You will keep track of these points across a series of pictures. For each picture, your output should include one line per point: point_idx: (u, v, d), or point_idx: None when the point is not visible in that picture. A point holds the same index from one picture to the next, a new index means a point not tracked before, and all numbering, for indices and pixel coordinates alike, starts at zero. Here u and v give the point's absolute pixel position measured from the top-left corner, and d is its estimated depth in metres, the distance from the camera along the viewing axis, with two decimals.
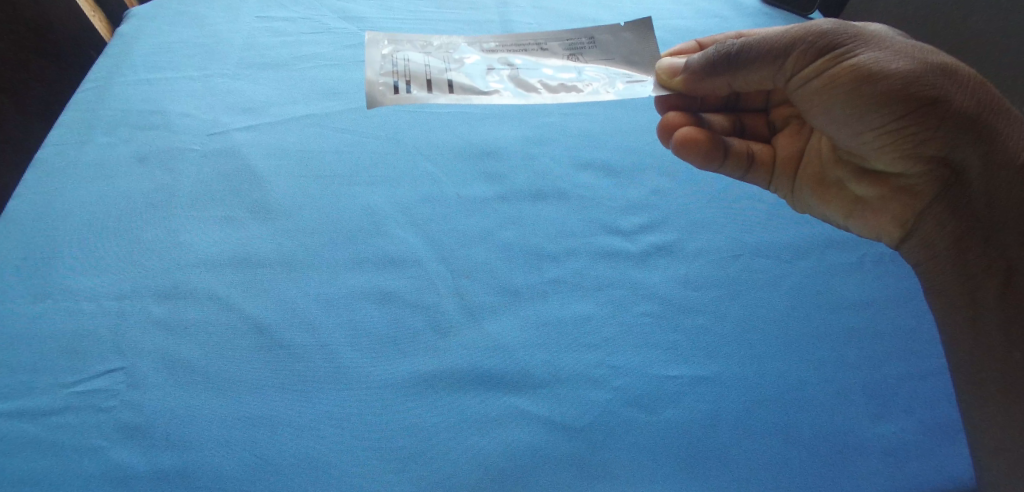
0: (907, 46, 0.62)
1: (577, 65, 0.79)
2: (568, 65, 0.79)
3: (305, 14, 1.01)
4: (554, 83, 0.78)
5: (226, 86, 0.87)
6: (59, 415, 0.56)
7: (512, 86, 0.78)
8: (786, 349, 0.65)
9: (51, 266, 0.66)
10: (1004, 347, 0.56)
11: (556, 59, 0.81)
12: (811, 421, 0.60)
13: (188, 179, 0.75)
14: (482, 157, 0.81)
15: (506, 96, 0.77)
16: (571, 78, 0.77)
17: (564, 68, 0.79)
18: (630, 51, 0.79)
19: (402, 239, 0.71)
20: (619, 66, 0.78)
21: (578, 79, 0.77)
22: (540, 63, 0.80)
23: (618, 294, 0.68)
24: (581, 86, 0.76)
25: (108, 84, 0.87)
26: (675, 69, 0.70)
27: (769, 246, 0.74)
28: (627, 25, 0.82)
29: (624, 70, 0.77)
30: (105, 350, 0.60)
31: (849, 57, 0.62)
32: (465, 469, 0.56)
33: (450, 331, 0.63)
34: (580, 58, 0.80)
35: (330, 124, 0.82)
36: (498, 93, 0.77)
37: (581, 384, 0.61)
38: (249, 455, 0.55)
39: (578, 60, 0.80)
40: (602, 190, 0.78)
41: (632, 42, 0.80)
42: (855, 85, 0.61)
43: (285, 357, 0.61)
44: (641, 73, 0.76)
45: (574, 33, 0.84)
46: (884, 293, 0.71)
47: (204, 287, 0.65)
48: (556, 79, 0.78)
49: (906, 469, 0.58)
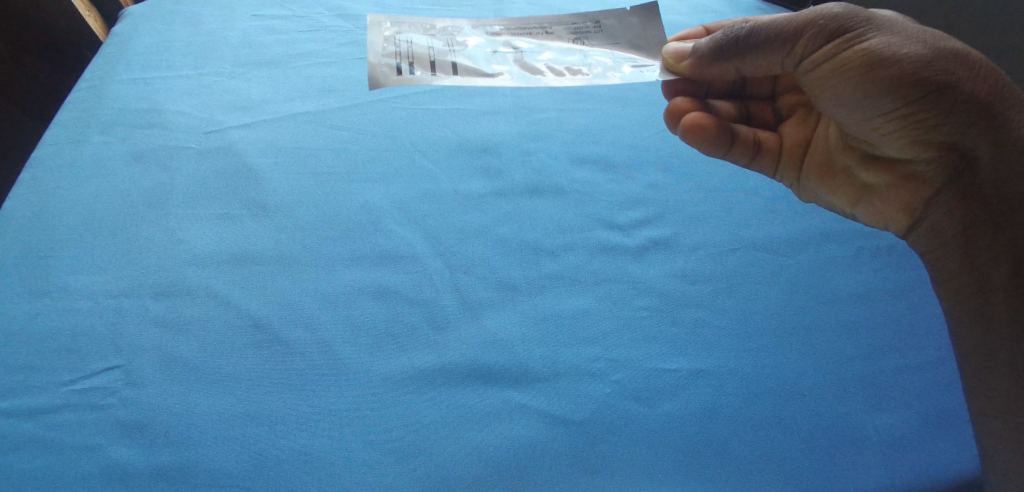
0: (918, 31, 0.61)
1: (582, 48, 0.79)
2: (573, 48, 0.79)
3: (301, 13, 1.00)
4: (559, 67, 0.77)
5: (222, 84, 0.87)
6: (57, 413, 0.56)
7: (517, 68, 0.78)
8: (785, 342, 0.65)
9: (48, 265, 0.66)
10: (1011, 337, 0.55)
11: (561, 42, 0.80)
12: (811, 413, 0.60)
13: (185, 177, 0.75)
14: (479, 153, 0.80)
15: (511, 78, 0.77)
16: (576, 62, 0.77)
17: (570, 52, 0.78)
18: (635, 36, 0.79)
19: (400, 236, 0.71)
20: (626, 50, 0.77)
21: (583, 63, 0.77)
22: (543, 46, 0.80)
23: (616, 288, 0.68)
24: (586, 70, 0.76)
25: (105, 82, 0.87)
26: (683, 53, 0.70)
27: (768, 239, 0.73)
28: (632, 9, 0.81)
29: (630, 55, 0.77)
30: (103, 348, 0.60)
31: (860, 41, 0.61)
32: (465, 464, 0.55)
33: (448, 327, 0.63)
34: (585, 43, 0.79)
35: (326, 122, 0.82)
36: (503, 75, 0.77)
37: (581, 378, 0.61)
38: (248, 451, 0.55)
39: (583, 43, 0.79)
40: (599, 186, 0.78)
41: (637, 26, 0.80)
42: (865, 69, 0.61)
43: (284, 353, 0.61)
44: (647, 57, 0.76)
45: (580, 17, 0.82)
46: (884, 284, 0.70)
47: (201, 285, 0.65)
48: (562, 63, 0.77)
49: (908, 461, 0.58)
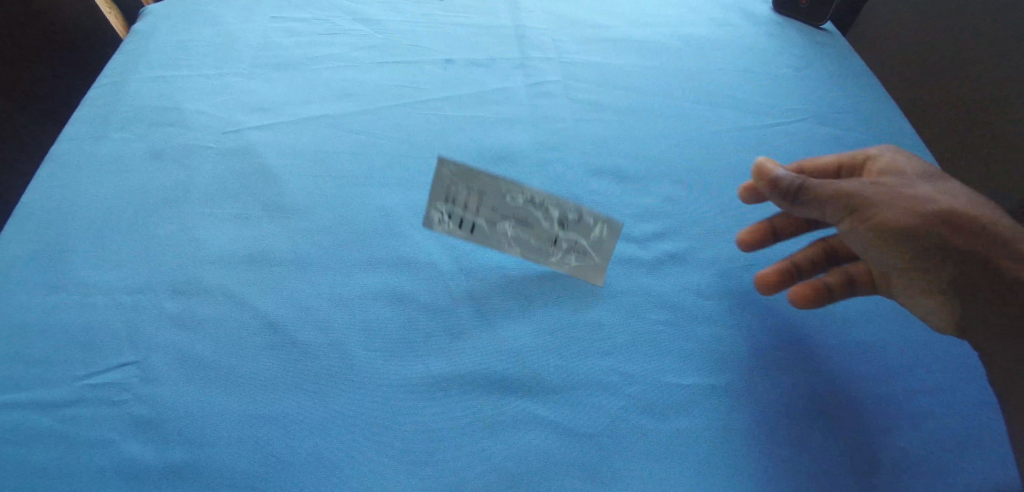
0: (929, 208, 0.61)
1: (548, 221, 0.67)
2: (538, 215, 0.67)
3: (320, 16, 1.01)
4: (518, 223, 0.68)
5: (242, 84, 0.88)
6: (71, 408, 0.56)
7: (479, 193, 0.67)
8: (797, 359, 0.65)
9: (66, 259, 0.66)
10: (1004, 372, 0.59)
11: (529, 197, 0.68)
12: (822, 432, 0.60)
13: (202, 176, 0.75)
14: (495, 162, 0.81)
15: (480, 201, 0.67)
16: (537, 225, 0.68)
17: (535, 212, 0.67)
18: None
19: (415, 241, 0.71)
20: (578, 241, 0.68)
21: (544, 230, 0.68)
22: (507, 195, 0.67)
23: (629, 301, 0.68)
24: (541, 235, 0.68)
25: (125, 79, 0.87)
26: (766, 166, 0.63)
27: (781, 256, 0.74)
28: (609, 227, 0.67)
29: (583, 240, 0.68)
30: (119, 344, 0.60)
31: (873, 217, 0.61)
32: (476, 472, 0.56)
33: (462, 334, 0.63)
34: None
35: (344, 125, 0.83)
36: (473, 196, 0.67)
37: (593, 390, 0.61)
38: (261, 452, 0.55)
39: (549, 220, 0.67)
40: (614, 197, 0.78)
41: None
42: (878, 234, 0.61)
43: (298, 356, 0.61)
44: (586, 247, 0.68)
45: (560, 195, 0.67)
46: (898, 304, 0.70)
47: (217, 284, 0.65)
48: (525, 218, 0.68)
49: (917, 483, 0.58)
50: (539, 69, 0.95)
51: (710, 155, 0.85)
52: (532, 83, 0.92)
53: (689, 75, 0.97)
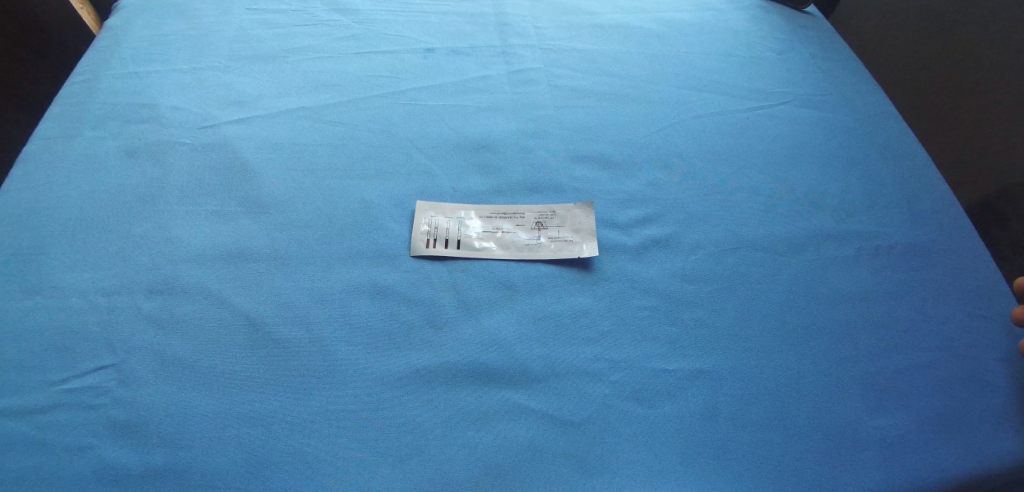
0: None
1: (515, 226, 0.72)
2: (506, 221, 0.73)
3: (298, 6, 0.99)
4: (483, 225, 0.72)
5: (217, 78, 0.86)
6: (47, 413, 0.55)
7: (456, 214, 0.73)
8: (783, 342, 0.65)
9: (38, 262, 0.64)
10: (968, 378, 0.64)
11: (502, 207, 0.74)
12: (809, 414, 0.60)
13: (178, 173, 0.74)
14: (478, 150, 0.79)
15: (450, 216, 0.72)
16: (502, 228, 0.72)
17: (503, 220, 0.73)
18: (573, 225, 0.73)
19: (397, 233, 0.70)
20: (544, 243, 0.71)
21: (507, 231, 0.72)
22: (483, 209, 0.74)
23: (615, 288, 0.67)
24: (503, 234, 0.71)
25: (97, 76, 0.85)
26: None
27: (766, 239, 0.73)
28: (575, 237, 0.71)
29: (547, 245, 0.71)
30: (95, 346, 0.59)
31: None
32: (464, 466, 0.55)
33: (446, 326, 0.63)
34: (519, 212, 0.74)
35: (322, 117, 0.81)
36: (446, 215, 0.72)
37: (579, 379, 0.60)
38: (242, 452, 0.54)
39: (518, 225, 0.73)
40: (598, 184, 0.77)
41: (576, 214, 0.74)
42: None
43: (280, 353, 0.60)
44: (546, 249, 0.70)
45: (533, 213, 0.74)
46: (883, 285, 0.70)
47: (196, 282, 0.64)
48: (491, 222, 0.72)
49: (903, 462, 0.58)
50: (520, 56, 0.94)
51: (694, 140, 0.84)
52: (513, 71, 0.91)
53: (672, 59, 0.96)
